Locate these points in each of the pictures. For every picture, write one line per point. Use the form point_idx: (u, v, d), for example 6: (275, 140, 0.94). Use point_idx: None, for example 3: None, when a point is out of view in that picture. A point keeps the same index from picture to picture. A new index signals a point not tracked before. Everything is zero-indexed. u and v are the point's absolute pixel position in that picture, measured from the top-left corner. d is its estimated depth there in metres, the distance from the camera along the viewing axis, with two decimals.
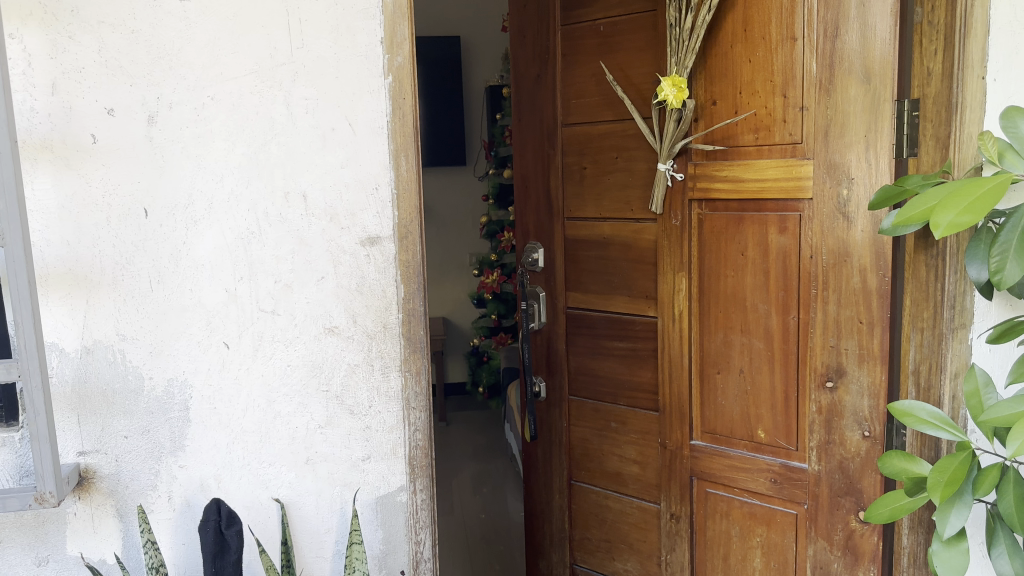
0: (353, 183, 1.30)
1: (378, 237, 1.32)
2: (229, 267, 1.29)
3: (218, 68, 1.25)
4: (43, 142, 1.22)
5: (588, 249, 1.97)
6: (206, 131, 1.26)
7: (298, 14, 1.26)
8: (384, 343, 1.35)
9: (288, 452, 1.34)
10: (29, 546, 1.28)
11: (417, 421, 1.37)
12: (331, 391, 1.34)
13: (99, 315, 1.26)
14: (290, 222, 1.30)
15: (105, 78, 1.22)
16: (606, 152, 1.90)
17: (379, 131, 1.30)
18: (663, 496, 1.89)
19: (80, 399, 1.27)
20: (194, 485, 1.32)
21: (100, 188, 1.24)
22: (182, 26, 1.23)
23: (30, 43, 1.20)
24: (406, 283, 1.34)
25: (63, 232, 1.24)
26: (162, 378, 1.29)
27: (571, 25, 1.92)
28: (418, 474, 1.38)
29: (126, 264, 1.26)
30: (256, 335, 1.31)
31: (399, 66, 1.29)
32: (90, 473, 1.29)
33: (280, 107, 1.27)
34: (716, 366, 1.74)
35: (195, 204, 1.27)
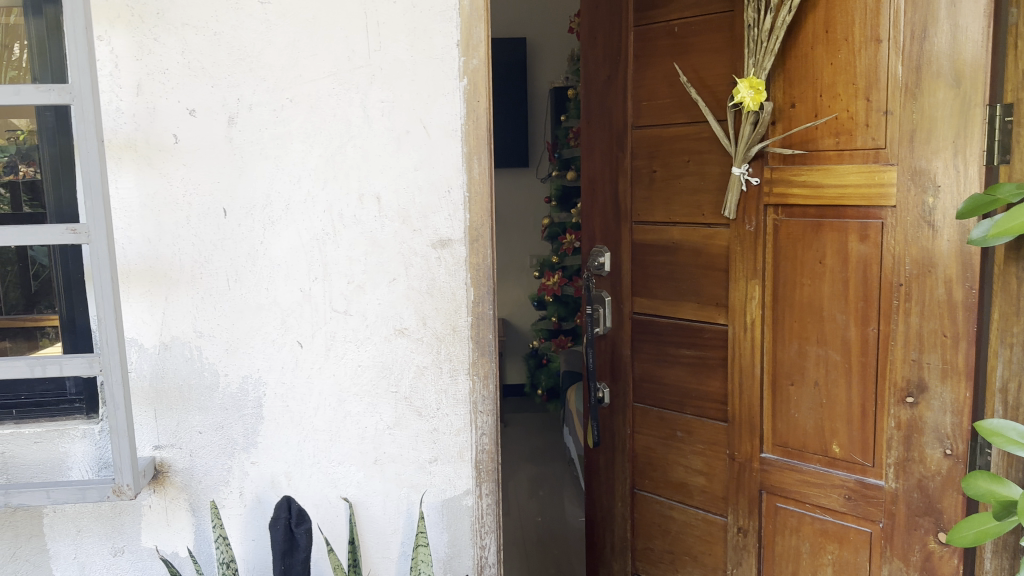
0: (426, 186, 1.30)
1: (449, 239, 1.32)
2: (305, 267, 1.30)
3: (297, 71, 1.26)
4: (126, 141, 1.24)
5: (656, 254, 1.93)
6: (284, 132, 1.27)
7: (376, 17, 1.26)
8: (452, 346, 1.34)
9: (357, 452, 1.35)
10: (106, 536, 1.31)
11: (484, 425, 1.36)
12: (400, 393, 1.34)
13: (178, 311, 1.28)
14: (364, 223, 1.30)
15: (188, 79, 1.24)
16: (677, 156, 1.85)
17: (453, 134, 1.29)
18: (730, 508, 1.84)
19: (157, 395, 1.29)
20: (265, 481, 1.34)
21: (181, 187, 1.26)
22: (263, 28, 1.24)
23: (117, 45, 1.22)
24: (476, 286, 1.33)
25: (144, 230, 1.26)
26: (238, 375, 1.31)
27: (644, 26, 1.89)
28: (484, 478, 1.37)
29: (205, 263, 1.28)
30: (329, 335, 1.32)
31: (475, 68, 1.28)
32: (165, 467, 1.31)
33: (356, 109, 1.27)
34: (790, 378, 1.70)
35: (273, 205, 1.28)
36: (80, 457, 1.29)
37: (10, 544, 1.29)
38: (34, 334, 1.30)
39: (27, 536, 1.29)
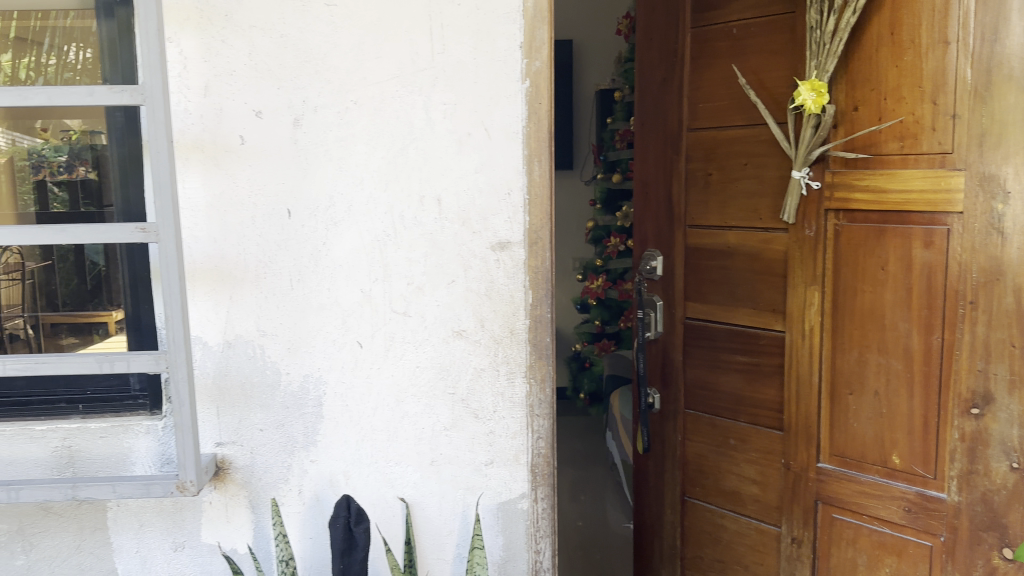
0: (486, 188, 1.30)
1: (508, 241, 1.31)
2: (366, 268, 1.31)
3: (361, 73, 1.26)
4: (194, 142, 1.26)
5: (711, 258, 1.90)
6: (348, 134, 1.27)
7: (440, 19, 1.26)
8: (510, 349, 1.34)
9: (414, 452, 1.35)
10: (167, 531, 1.33)
11: (540, 429, 1.35)
12: (457, 395, 1.34)
13: (242, 310, 1.30)
14: (425, 225, 1.30)
15: (254, 80, 1.25)
16: (734, 159, 1.82)
17: (514, 136, 1.29)
18: (784, 518, 1.81)
19: (220, 392, 1.31)
20: (324, 480, 1.34)
21: (246, 188, 1.27)
22: (329, 30, 1.25)
23: (186, 46, 1.24)
24: (535, 289, 1.33)
25: (210, 230, 1.27)
26: (299, 373, 1.32)
27: (702, 28, 1.87)
28: (540, 482, 1.37)
29: (269, 263, 1.29)
30: (388, 335, 1.32)
31: (537, 70, 1.27)
32: (226, 464, 1.32)
33: (419, 111, 1.28)
34: (849, 387, 1.66)
35: (336, 206, 1.29)
36: (144, 453, 1.31)
37: (75, 536, 1.32)
38: (91, 329, 1.35)
39: (91, 529, 1.32)
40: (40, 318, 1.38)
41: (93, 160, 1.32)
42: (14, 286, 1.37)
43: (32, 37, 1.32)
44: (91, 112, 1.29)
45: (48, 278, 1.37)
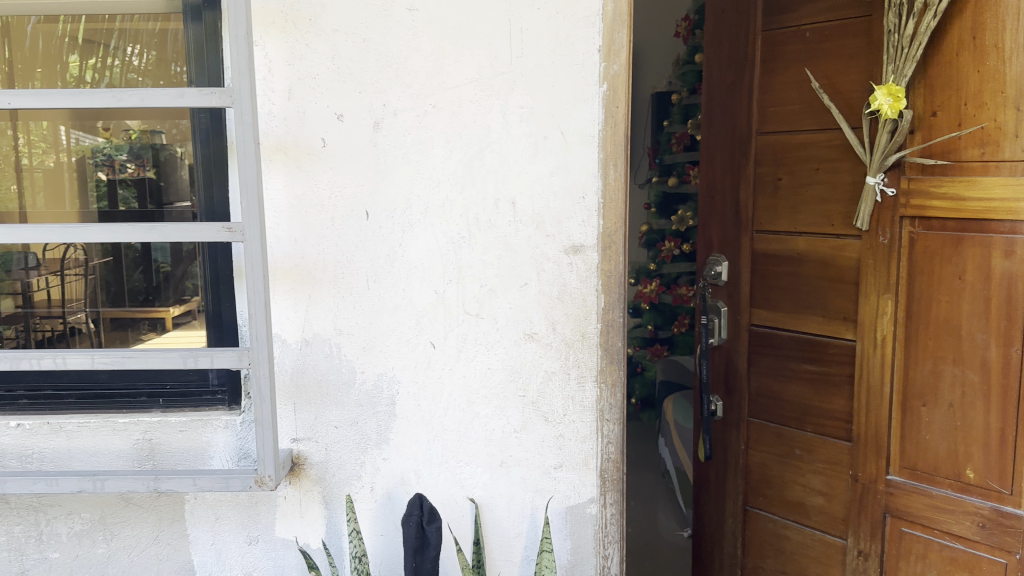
0: (561, 191, 1.30)
1: (581, 245, 1.31)
2: (440, 270, 1.32)
3: (441, 77, 1.27)
4: (277, 144, 1.28)
5: (778, 264, 1.88)
6: (426, 137, 1.29)
7: (520, 23, 1.26)
8: (581, 352, 1.33)
9: (484, 453, 1.36)
10: (242, 524, 1.36)
11: (610, 433, 1.35)
12: (528, 397, 1.35)
13: (320, 310, 1.32)
14: (499, 228, 1.31)
15: (336, 83, 1.27)
16: (805, 164, 1.79)
17: (590, 139, 1.29)
18: (851, 531, 1.78)
19: (298, 390, 1.33)
20: (395, 479, 1.36)
21: (327, 189, 1.30)
22: (410, 35, 1.27)
23: (270, 50, 1.26)
24: (607, 293, 1.32)
25: (291, 230, 1.30)
26: (373, 372, 1.34)
27: (773, 31, 1.84)
28: (609, 487, 1.36)
29: (347, 263, 1.31)
30: (461, 336, 1.33)
31: (615, 74, 1.27)
32: (301, 460, 1.35)
33: (497, 115, 1.28)
34: (921, 399, 1.62)
35: (412, 208, 1.30)
36: (222, 447, 1.33)
37: (154, 527, 1.35)
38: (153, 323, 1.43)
39: (169, 521, 1.35)
40: (101, 312, 1.45)
41: (153, 159, 1.38)
42: (77, 282, 1.44)
43: (98, 39, 1.38)
44: (178, 113, 1.33)
45: (113, 271, 1.43)
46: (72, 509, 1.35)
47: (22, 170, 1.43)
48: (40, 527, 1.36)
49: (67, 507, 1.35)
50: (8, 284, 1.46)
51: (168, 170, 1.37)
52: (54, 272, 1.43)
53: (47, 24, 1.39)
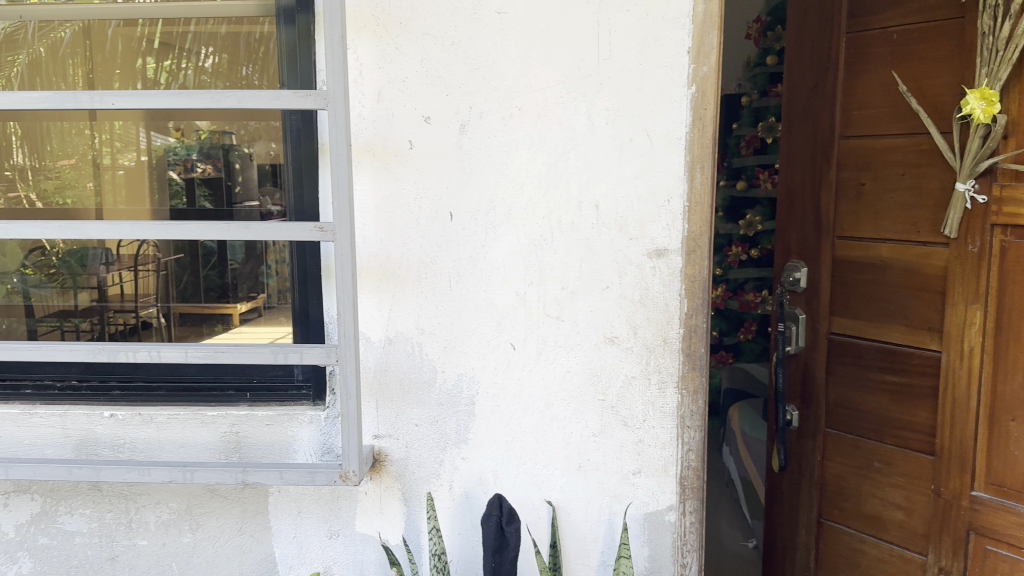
0: (645, 195, 1.28)
1: (665, 249, 1.29)
2: (521, 272, 1.32)
3: (527, 79, 1.27)
4: (366, 146, 1.30)
5: (861, 271, 1.84)
6: (512, 139, 1.29)
7: (608, 25, 1.25)
8: (663, 357, 1.32)
9: (562, 456, 1.35)
10: (324, 518, 1.38)
11: (690, 441, 1.33)
12: (607, 401, 1.34)
13: (403, 309, 1.34)
14: (581, 230, 1.30)
15: (424, 87, 1.29)
16: (891, 169, 1.75)
17: (677, 142, 1.26)
18: (932, 547, 1.71)
19: (381, 387, 1.36)
20: (474, 478, 1.37)
21: (414, 191, 1.31)
22: (498, 38, 1.26)
23: (362, 53, 1.28)
24: (690, 298, 1.30)
25: (378, 229, 1.32)
26: (453, 372, 1.35)
27: (859, 33, 1.80)
28: (688, 495, 1.35)
29: (431, 263, 1.33)
30: (540, 339, 1.33)
31: (705, 75, 1.24)
32: (382, 456, 1.37)
33: (582, 117, 1.27)
34: (1010, 413, 1.53)
35: (496, 210, 1.31)
36: (307, 442, 1.36)
37: (238, 519, 1.38)
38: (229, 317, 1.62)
39: (253, 513, 1.38)
40: (171, 306, 1.71)
41: (220, 159, 1.69)
42: (149, 277, 1.74)
43: (174, 41, 1.73)
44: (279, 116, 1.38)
45: (186, 262, 1.72)
46: (160, 499, 1.39)
47: (101, 167, 1.89)
48: (130, 515, 1.40)
49: (156, 496, 1.39)
50: (86, 280, 1.75)
51: (250, 171, 1.53)
52: (126, 267, 1.75)
53: (127, 28, 1.77)
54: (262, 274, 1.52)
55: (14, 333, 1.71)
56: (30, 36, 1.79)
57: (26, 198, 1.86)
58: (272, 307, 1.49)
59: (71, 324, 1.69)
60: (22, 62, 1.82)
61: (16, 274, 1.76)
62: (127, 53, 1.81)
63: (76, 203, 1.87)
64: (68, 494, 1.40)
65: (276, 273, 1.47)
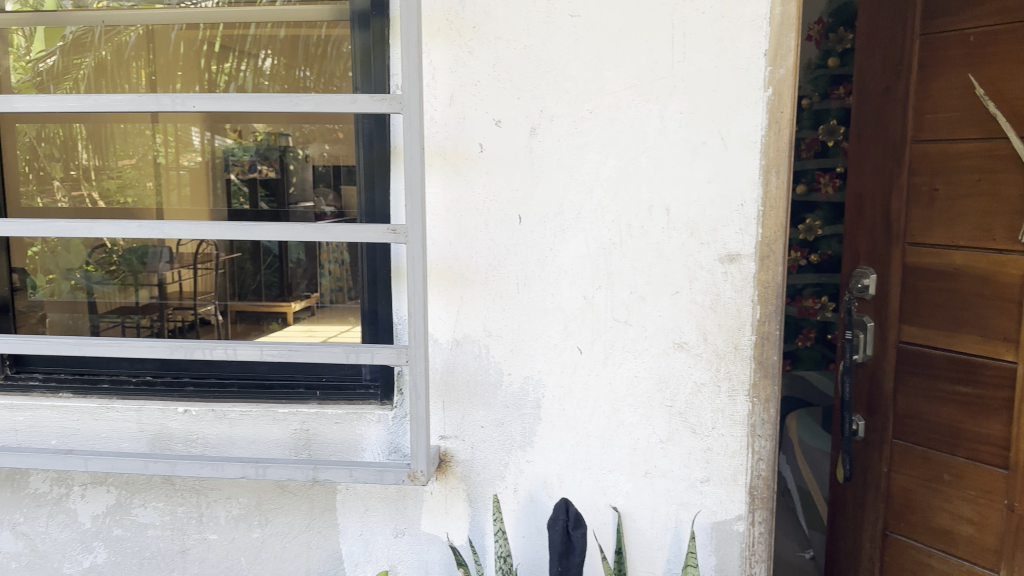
0: (718, 199, 1.27)
1: (738, 254, 1.28)
2: (590, 275, 1.31)
3: (599, 82, 1.26)
4: (438, 149, 1.32)
5: (931, 279, 1.79)
6: (582, 143, 1.28)
7: (683, 28, 1.24)
8: (734, 365, 1.30)
9: (628, 462, 1.34)
10: (390, 517, 1.39)
11: (761, 450, 1.31)
12: (675, 408, 1.32)
13: (471, 311, 1.34)
14: (652, 235, 1.29)
15: (496, 90, 1.29)
16: (966, 174, 1.70)
17: (752, 146, 1.25)
18: (1005, 563, 1.66)
19: (447, 388, 1.37)
20: (538, 481, 1.37)
21: (483, 194, 1.32)
22: (571, 41, 1.26)
23: (435, 57, 1.30)
24: (763, 304, 1.28)
25: (447, 231, 1.33)
26: (519, 375, 1.35)
27: (933, 35, 1.76)
28: (758, 505, 1.33)
29: (499, 266, 1.33)
30: (608, 343, 1.32)
31: (781, 78, 1.22)
32: (448, 456, 1.38)
33: (654, 120, 1.26)
34: None
35: (565, 213, 1.31)
36: (374, 441, 1.37)
37: (306, 515, 1.40)
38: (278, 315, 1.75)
39: (321, 510, 1.40)
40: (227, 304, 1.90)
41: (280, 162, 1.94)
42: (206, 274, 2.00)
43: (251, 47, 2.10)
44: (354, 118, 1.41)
45: (247, 260, 1.90)
46: (231, 494, 1.42)
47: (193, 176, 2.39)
48: (201, 509, 1.43)
49: (227, 491, 1.42)
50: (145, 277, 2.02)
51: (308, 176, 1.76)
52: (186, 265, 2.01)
53: (189, 30, 2.08)
54: (318, 272, 1.67)
55: (80, 330, 1.78)
56: (97, 43, 2.13)
57: (88, 198, 2.20)
58: (323, 306, 1.64)
59: (132, 320, 1.84)
60: (89, 64, 2.18)
61: (81, 270, 1.94)
62: (193, 51, 2.19)
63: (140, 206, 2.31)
64: (142, 487, 1.44)
65: (329, 273, 1.63)
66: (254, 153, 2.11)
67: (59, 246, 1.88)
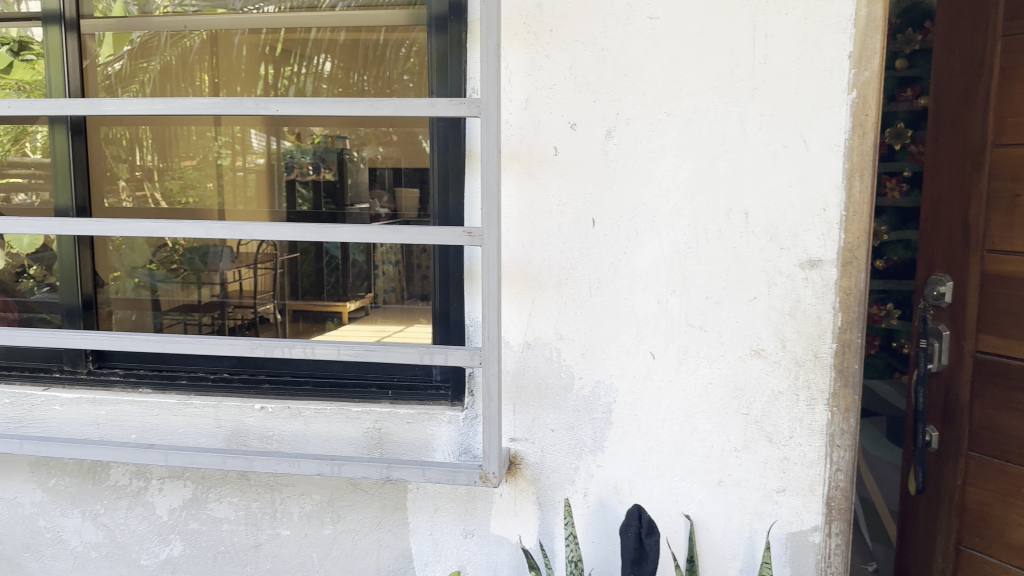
0: (800, 203, 1.24)
1: (819, 260, 1.25)
2: (664, 280, 1.30)
3: (678, 85, 1.25)
4: (512, 153, 1.32)
5: (1011, 287, 1.73)
6: (659, 146, 1.27)
7: (764, 30, 1.22)
8: (813, 373, 1.28)
9: (702, 470, 1.33)
10: (460, 518, 1.40)
11: (840, 460, 1.29)
12: (751, 416, 1.30)
13: (542, 314, 1.34)
14: (729, 239, 1.27)
15: (573, 93, 1.29)
16: None
17: (835, 149, 1.22)
18: None
19: (518, 391, 1.37)
20: (608, 486, 1.36)
21: (556, 197, 1.32)
22: (649, 44, 1.25)
23: (511, 61, 1.30)
24: (845, 312, 1.26)
25: (520, 234, 1.33)
26: (591, 379, 1.34)
27: (1016, 35, 1.71)
28: (835, 516, 1.30)
29: (571, 269, 1.33)
30: (682, 348, 1.31)
31: (866, 80, 1.20)
32: (518, 459, 1.38)
33: (734, 123, 1.24)
34: None
35: (640, 217, 1.30)
36: (445, 441, 1.38)
37: (378, 513, 1.42)
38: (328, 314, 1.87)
39: (392, 508, 1.41)
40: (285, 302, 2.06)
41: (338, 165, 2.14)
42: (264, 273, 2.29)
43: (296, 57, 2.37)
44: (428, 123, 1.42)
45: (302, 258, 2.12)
46: (304, 490, 1.44)
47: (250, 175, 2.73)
48: (275, 505, 1.46)
49: (300, 487, 1.44)
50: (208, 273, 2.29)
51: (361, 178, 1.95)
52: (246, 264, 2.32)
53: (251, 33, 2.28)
54: (371, 273, 1.77)
55: (145, 327, 1.82)
56: (160, 44, 2.24)
57: (149, 199, 2.28)
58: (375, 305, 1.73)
59: (195, 318, 2.00)
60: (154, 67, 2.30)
61: (144, 269, 1.98)
62: (250, 52, 2.52)
63: (200, 202, 2.62)
64: (218, 482, 1.47)
65: (382, 273, 1.73)
66: (311, 156, 2.37)
67: (122, 245, 1.92)
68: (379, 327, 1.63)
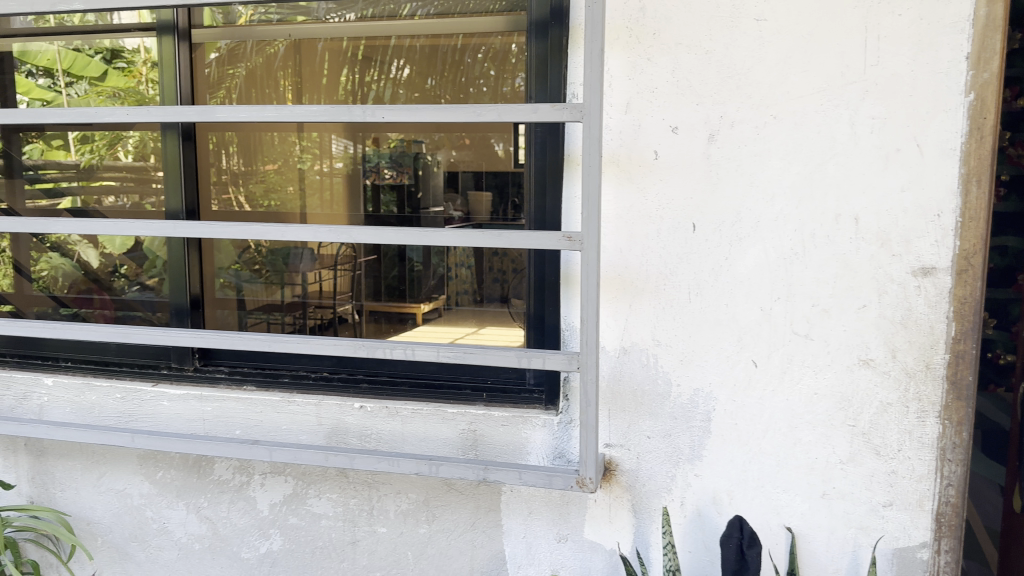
0: (913, 209, 1.21)
1: (933, 267, 1.21)
2: (768, 287, 1.28)
3: (785, 87, 1.23)
4: (612, 157, 1.32)
5: None
6: (764, 149, 1.25)
7: (877, 31, 1.19)
8: (924, 384, 1.24)
9: (804, 482, 1.30)
10: (554, 522, 1.40)
11: (951, 475, 1.25)
12: (857, 427, 1.27)
13: (639, 320, 1.34)
14: (837, 245, 1.24)
15: (675, 97, 1.28)
16: None
17: (951, 153, 1.18)
18: None
19: (614, 396, 1.36)
20: (706, 495, 1.34)
21: (656, 202, 1.31)
22: (756, 46, 1.24)
23: (613, 65, 1.30)
24: (959, 322, 1.22)
25: (619, 239, 1.33)
26: (689, 387, 1.33)
27: None
28: (945, 533, 1.26)
29: (671, 275, 1.32)
30: (786, 357, 1.28)
31: (985, 81, 1.16)
32: (613, 465, 1.38)
33: (843, 126, 1.22)
34: None
35: (742, 222, 1.28)
36: (540, 444, 1.38)
37: (472, 514, 1.44)
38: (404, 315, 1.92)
39: (486, 510, 1.43)
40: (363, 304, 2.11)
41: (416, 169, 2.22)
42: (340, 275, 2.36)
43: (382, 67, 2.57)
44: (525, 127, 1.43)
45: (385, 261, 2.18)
46: (401, 489, 1.46)
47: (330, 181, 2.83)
48: (372, 503, 1.49)
49: (397, 486, 1.47)
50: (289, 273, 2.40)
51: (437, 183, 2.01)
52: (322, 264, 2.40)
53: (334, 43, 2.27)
54: (447, 275, 1.82)
55: None
56: (246, 54, 2.27)
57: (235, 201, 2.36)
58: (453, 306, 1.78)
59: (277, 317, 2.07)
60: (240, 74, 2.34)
61: (233, 271, 2.05)
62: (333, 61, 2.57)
63: (280, 204, 2.73)
64: (317, 478, 1.51)
65: (458, 275, 1.78)
66: (387, 160, 2.46)
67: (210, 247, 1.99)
68: (454, 330, 1.67)
